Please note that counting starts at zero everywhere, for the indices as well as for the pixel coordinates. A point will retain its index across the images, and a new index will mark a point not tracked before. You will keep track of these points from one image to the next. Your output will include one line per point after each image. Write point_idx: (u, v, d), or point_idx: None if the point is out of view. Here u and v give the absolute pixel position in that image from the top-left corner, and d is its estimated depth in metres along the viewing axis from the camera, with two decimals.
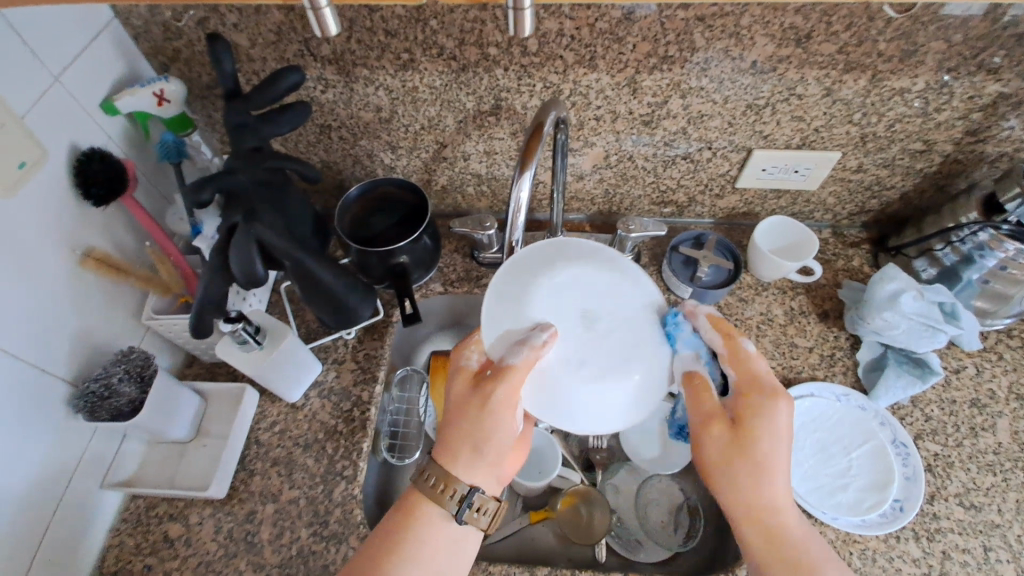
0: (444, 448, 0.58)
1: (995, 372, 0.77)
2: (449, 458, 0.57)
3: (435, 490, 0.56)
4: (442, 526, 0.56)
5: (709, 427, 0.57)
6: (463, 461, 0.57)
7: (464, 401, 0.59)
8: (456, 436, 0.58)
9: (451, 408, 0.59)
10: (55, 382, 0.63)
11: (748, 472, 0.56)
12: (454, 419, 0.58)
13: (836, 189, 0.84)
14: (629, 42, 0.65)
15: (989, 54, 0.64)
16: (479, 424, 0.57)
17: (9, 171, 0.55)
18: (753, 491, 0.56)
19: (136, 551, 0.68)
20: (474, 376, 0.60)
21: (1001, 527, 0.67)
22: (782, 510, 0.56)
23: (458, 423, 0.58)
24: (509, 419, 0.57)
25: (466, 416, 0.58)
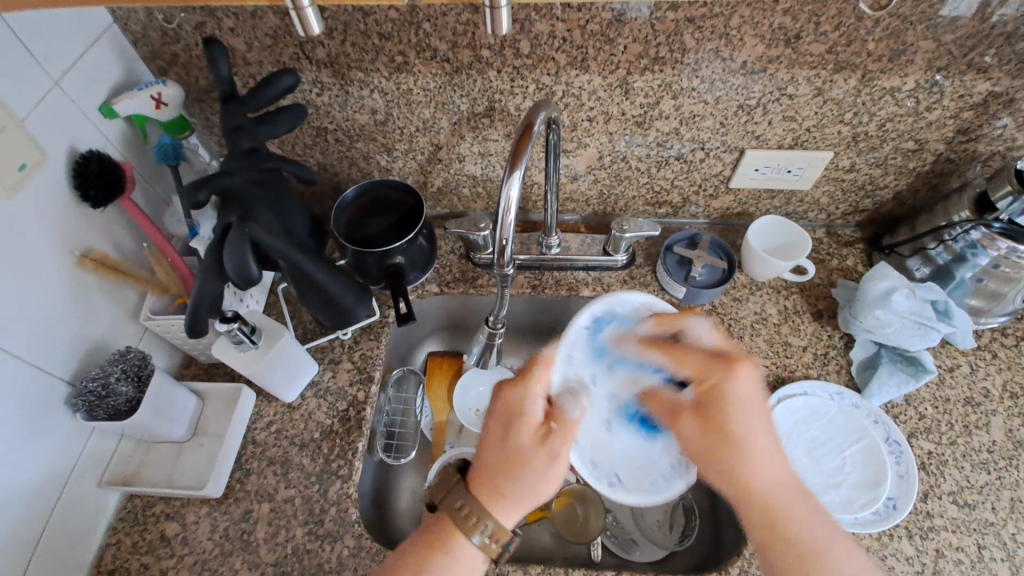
0: (483, 486, 0.57)
1: (989, 371, 0.77)
2: (494, 500, 0.57)
3: (466, 522, 0.56)
4: (469, 559, 0.55)
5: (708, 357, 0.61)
6: (502, 502, 0.57)
7: (530, 452, 0.58)
8: (510, 484, 0.57)
9: (496, 454, 0.58)
10: (55, 381, 0.64)
11: (736, 413, 0.59)
12: (504, 452, 0.58)
13: (829, 188, 0.85)
14: (620, 43, 0.66)
15: (978, 53, 0.65)
16: (542, 478, 0.57)
17: (8, 173, 0.56)
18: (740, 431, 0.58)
19: (133, 550, 0.68)
20: (536, 427, 0.59)
21: (995, 526, 0.67)
22: (759, 457, 0.58)
23: (511, 474, 0.57)
24: (550, 472, 0.58)
25: (530, 463, 0.57)
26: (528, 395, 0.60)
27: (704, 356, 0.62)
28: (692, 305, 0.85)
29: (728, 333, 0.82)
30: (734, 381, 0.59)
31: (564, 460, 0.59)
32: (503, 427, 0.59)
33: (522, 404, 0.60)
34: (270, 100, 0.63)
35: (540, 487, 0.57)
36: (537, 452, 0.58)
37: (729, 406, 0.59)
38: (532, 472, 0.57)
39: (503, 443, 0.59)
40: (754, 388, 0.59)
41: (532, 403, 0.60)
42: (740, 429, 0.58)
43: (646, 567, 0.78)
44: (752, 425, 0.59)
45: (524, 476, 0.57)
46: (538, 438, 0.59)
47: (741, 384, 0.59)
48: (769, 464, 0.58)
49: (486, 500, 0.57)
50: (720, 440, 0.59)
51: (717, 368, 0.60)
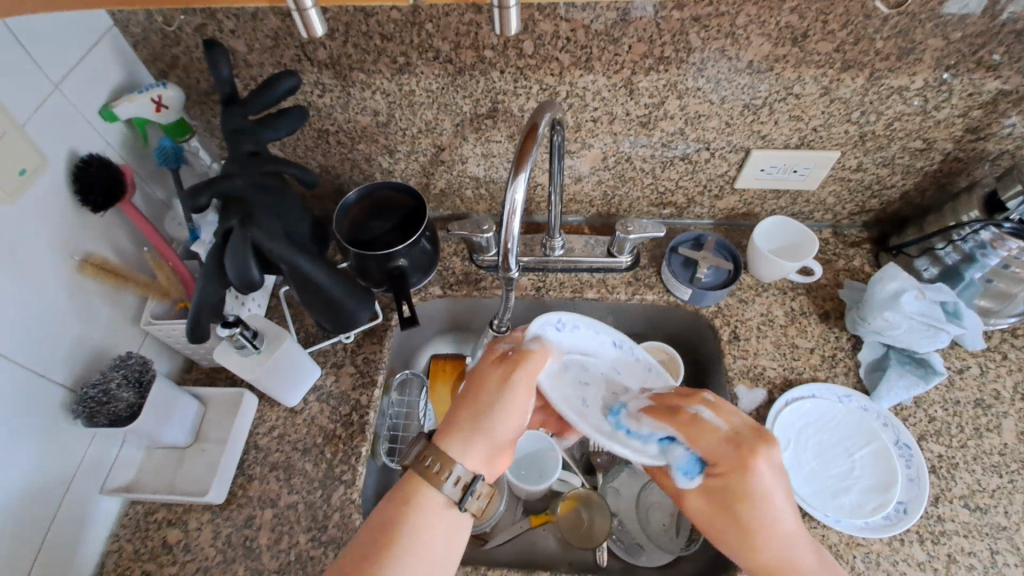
0: (449, 423, 0.57)
1: (999, 372, 0.76)
2: (456, 436, 0.56)
3: (434, 472, 0.53)
4: (442, 513, 0.52)
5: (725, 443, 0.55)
6: (464, 437, 0.55)
7: (488, 381, 0.58)
8: (468, 413, 0.57)
9: (463, 389, 0.59)
10: (56, 387, 0.63)
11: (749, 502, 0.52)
12: (468, 388, 0.59)
13: (835, 188, 0.84)
14: (625, 42, 0.65)
15: (988, 51, 0.64)
16: (501, 401, 0.57)
17: (9, 178, 0.55)
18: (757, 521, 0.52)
19: (135, 557, 0.68)
20: (498, 357, 0.61)
21: (1008, 530, 0.66)
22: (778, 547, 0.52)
23: (474, 403, 0.57)
24: (517, 400, 0.57)
25: (488, 387, 0.58)
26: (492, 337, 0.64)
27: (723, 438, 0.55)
28: (697, 307, 0.84)
29: (735, 335, 0.81)
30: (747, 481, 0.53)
31: (523, 387, 0.58)
32: (467, 367, 0.61)
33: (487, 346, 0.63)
34: (270, 103, 0.63)
35: (500, 411, 0.57)
36: (494, 379, 0.58)
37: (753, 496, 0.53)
38: (489, 397, 0.57)
39: (465, 383, 0.60)
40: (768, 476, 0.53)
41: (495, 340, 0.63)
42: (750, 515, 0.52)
43: (652, 571, 0.78)
44: (775, 516, 0.52)
45: (483, 400, 0.57)
46: (497, 368, 0.59)
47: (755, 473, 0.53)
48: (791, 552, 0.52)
49: (447, 439, 0.55)
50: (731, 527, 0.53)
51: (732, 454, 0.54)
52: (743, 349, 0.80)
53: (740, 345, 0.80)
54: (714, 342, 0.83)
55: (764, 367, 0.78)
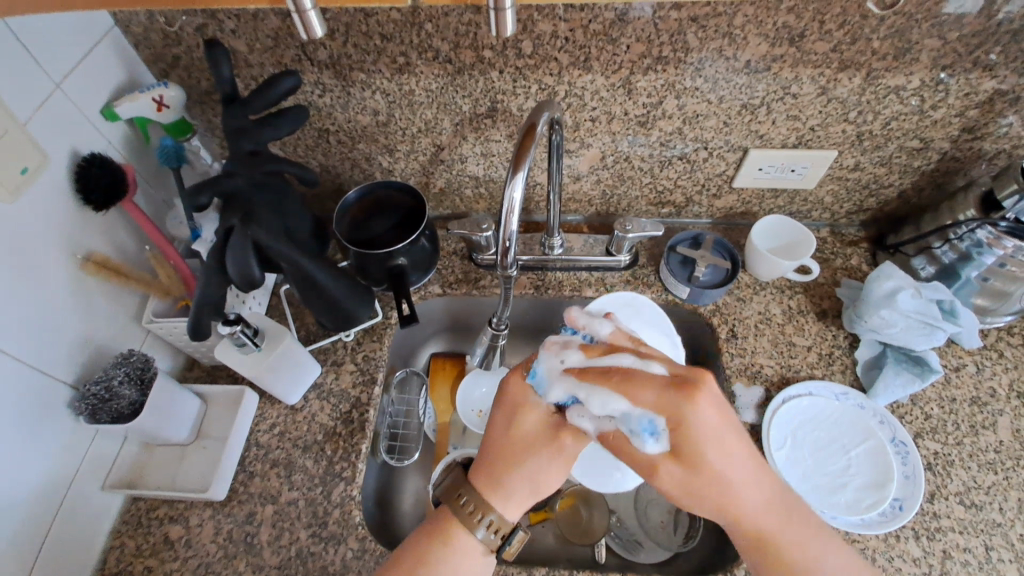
0: (484, 477, 0.57)
1: (995, 370, 0.77)
2: (492, 491, 0.56)
3: (471, 517, 0.55)
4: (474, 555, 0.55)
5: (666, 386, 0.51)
6: (500, 494, 0.56)
7: (535, 445, 0.57)
8: (511, 474, 0.56)
9: (511, 446, 0.57)
10: (58, 385, 0.64)
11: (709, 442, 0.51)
12: (514, 446, 0.57)
13: (833, 188, 0.84)
14: (623, 42, 0.65)
15: (984, 51, 0.64)
16: (546, 472, 0.57)
17: (11, 176, 0.56)
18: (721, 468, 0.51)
19: (137, 552, 0.68)
20: (546, 419, 0.57)
21: (1002, 526, 0.67)
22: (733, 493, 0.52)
23: (516, 467, 0.56)
24: (566, 472, 0.58)
25: (536, 456, 0.56)
26: (535, 388, 0.57)
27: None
28: (695, 306, 0.84)
29: (732, 333, 0.81)
30: (699, 409, 0.50)
31: (569, 458, 0.57)
32: (508, 421, 0.58)
33: (527, 394, 0.58)
34: (272, 102, 0.63)
35: (543, 478, 0.57)
36: (542, 444, 0.57)
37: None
38: (534, 462, 0.56)
39: (505, 435, 0.57)
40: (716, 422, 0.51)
41: (539, 394, 0.57)
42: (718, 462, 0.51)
43: (651, 568, 0.78)
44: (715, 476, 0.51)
45: (526, 468, 0.56)
46: (546, 429, 0.57)
47: (703, 413, 0.50)
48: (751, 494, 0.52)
49: (489, 494, 0.56)
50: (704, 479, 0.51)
51: (675, 398, 0.50)
52: (740, 348, 0.80)
53: (738, 344, 0.80)
54: (712, 340, 0.83)
55: (762, 364, 0.79)
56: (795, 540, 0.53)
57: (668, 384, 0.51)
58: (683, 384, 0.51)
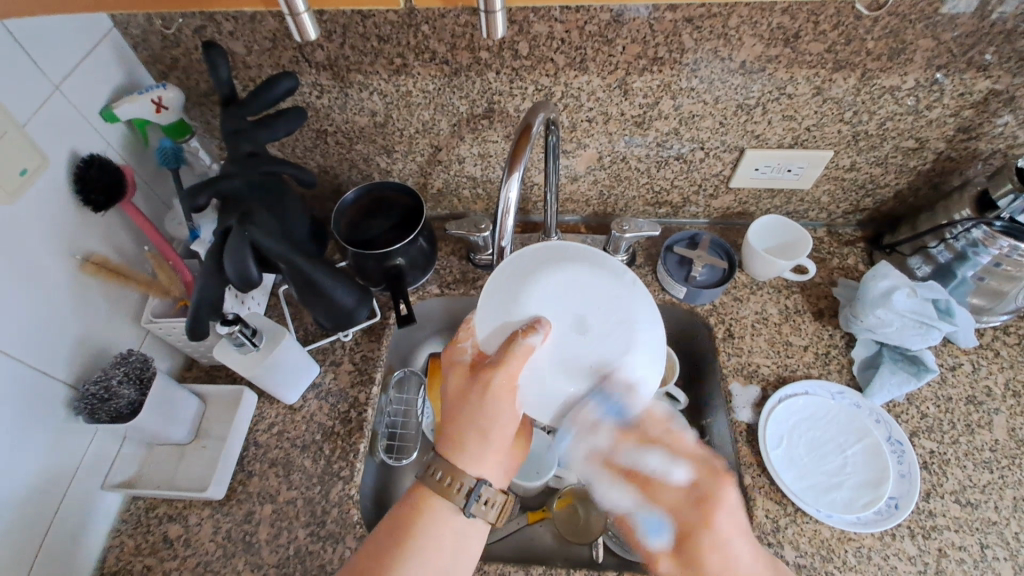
0: (444, 439, 0.58)
1: (991, 369, 0.77)
2: (451, 451, 0.57)
3: (444, 486, 0.55)
4: (451, 522, 0.55)
5: (688, 492, 0.55)
6: (456, 450, 0.57)
7: (462, 396, 0.58)
8: (458, 429, 0.57)
9: (450, 402, 0.59)
10: (57, 384, 0.64)
11: (715, 543, 0.53)
12: (452, 403, 0.59)
13: (830, 187, 0.85)
14: (619, 44, 0.66)
15: (978, 51, 0.65)
16: (484, 414, 0.56)
17: (11, 178, 0.56)
18: (720, 560, 0.53)
19: (136, 552, 0.69)
20: (469, 368, 0.60)
21: (998, 525, 0.67)
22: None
23: (460, 418, 0.57)
24: (506, 408, 0.57)
25: (466, 405, 0.57)
26: (456, 346, 0.62)
27: (693, 463, 0.56)
28: (692, 305, 0.85)
29: (729, 333, 0.82)
30: (725, 499, 0.54)
31: (499, 391, 0.56)
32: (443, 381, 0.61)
33: (453, 350, 0.62)
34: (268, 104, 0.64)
35: (484, 423, 0.57)
36: (467, 394, 0.57)
37: (711, 535, 0.53)
38: (467, 410, 0.57)
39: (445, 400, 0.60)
40: (730, 511, 0.54)
41: (461, 349, 0.61)
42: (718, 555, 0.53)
43: None
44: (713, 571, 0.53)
45: (466, 416, 0.57)
46: (470, 378, 0.59)
47: (726, 506, 0.54)
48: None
49: (449, 454, 0.57)
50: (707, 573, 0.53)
51: (706, 495, 0.54)
52: (737, 347, 0.81)
53: (734, 343, 0.81)
54: (709, 339, 0.84)
55: (758, 364, 0.79)
56: None
57: (691, 483, 0.55)
58: (707, 480, 0.55)
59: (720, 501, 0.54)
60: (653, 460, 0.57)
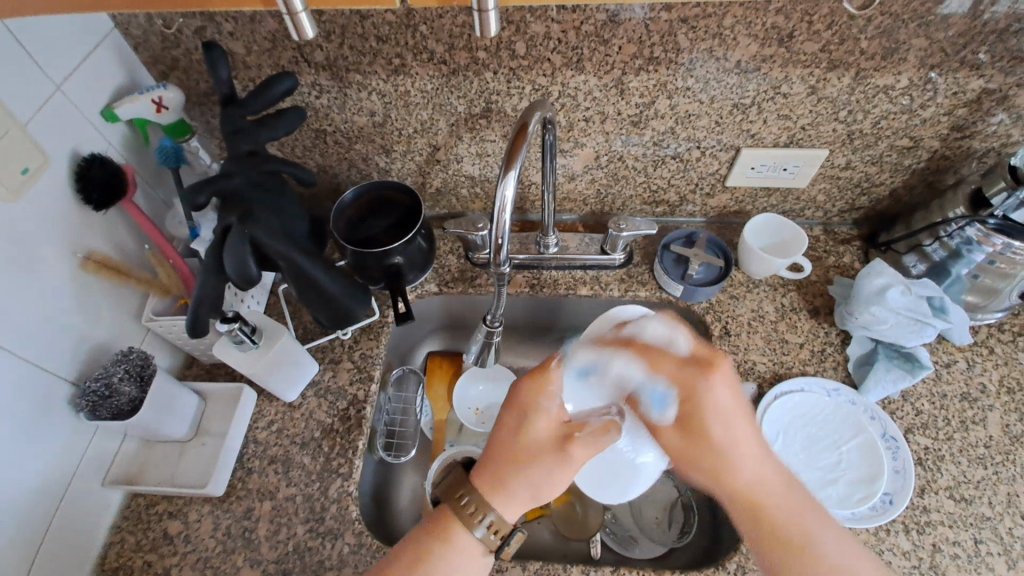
0: (488, 475, 0.57)
1: (985, 366, 0.78)
2: (495, 492, 0.56)
3: (472, 518, 0.55)
4: (473, 556, 0.55)
5: (688, 367, 0.59)
6: (502, 494, 0.56)
7: (543, 452, 0.57)
8: (513, 476, 0.56)
9: (521, 448, 0.57)
10: (58, 381, 0.65)
11: (716, 418, 0.58)
12: (523, 449, 0.57)
13: (825, 186, 0.85)
14: (614, 43, 0.66)
15: (971, 50, 0.65)
16: (550, 479, 0.56)
17: (12, 176, 0.57)
18: (723, 433, 0.58)
19: (136, 548, 0.69)
20: (554, 424, 0.58)
21: (992, 520, 0.67)
22: (746, 469, 0.57)
23: (521, 470, 0.56)
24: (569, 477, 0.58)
25: (543, 465, 0.56)
26: (546, 391, 0.59)
27: (679, 364, 0.59)
28: (689, 304, 0.85)
29: (725, 331, 0.82)
30: (715, 384, 0.58)
31: (575, 465, 0.57)
32: (516, 419, 0.58)
33: (537, 399, 0.59)
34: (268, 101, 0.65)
35: (546, 487, 0.56)
36: (548, 455, 0.56)
37: (709, 415, 0.58)
38: (541, 470, 0.56)
39: (512, 436, 0.58)
40: (723, 394, 0.58)
41: (549, 399, 0.59)
42: (722, 434, 0.58)
43: (647, 564, 0.78)
44: (694, 449, 0.59)
45: (532, 471, 0.56)
46: (552, 435, 0.58)
47: (720, 391, 0.58)
48: (746, 461, 0.58)
49: (492, 495, 0.56)
50: (705, 449, 0.58)
51: (697, 376, 0.58)
52: (733, 345, 0.81)
53: (731, 341, 0.81)
54: (706, 337, 0.84)
55: (755, 361, 0.80)
56: (817, 524, 0.55)
57: (693, 361, 0.59)
58: (703, 361, 0.58)
59: (707, 389, 0.58)
60: (636, 382, 0.60)
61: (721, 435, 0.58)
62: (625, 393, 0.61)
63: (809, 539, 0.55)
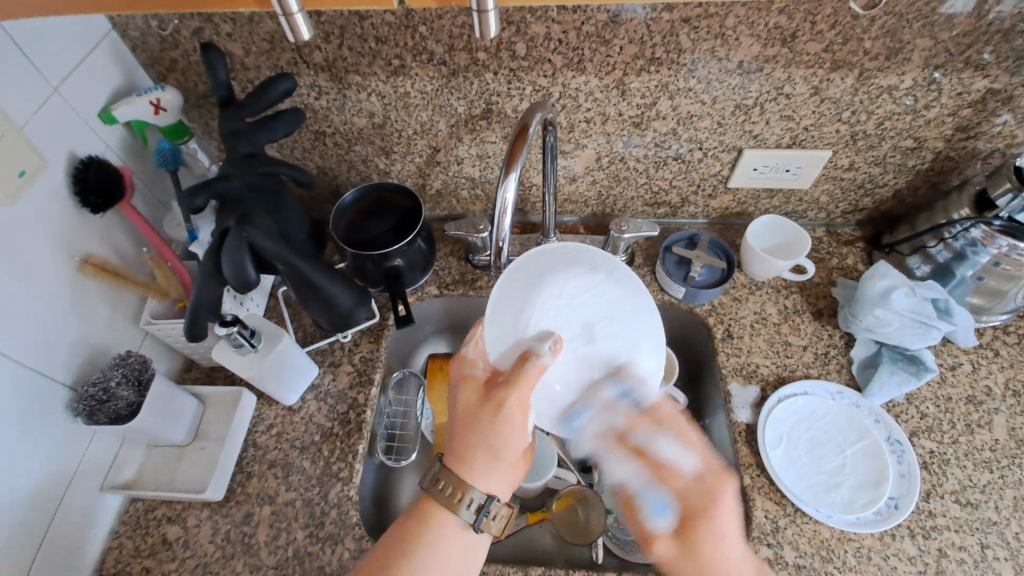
0: (451, 454, 0.59)
1: (991, 369, 0.77)
2: (460, 466, 0.58)
3: (450, 497, 0.57)
4: (456, 534, 0.57)
5: (694, 484, 0.57)
6: (465, 467, 0.58)
7: (476, 413, 0.58)
8: (470, 447, 0.58)
9: (461, 419, 0.59)
10: (56, 386, 0.64)
11: (710, 540, 0.55)
12: (466, 420, 0.59)
13: (829, 187, 0.85)
14: (616, 44, 0.66)
15: (976, 50, 0.65)
16: (496, 437, 0.58)
17: (9, 179, 0.56)
18: (713, 557, 0.55)
19: (135, 553, 0.69)
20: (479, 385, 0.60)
21: (998, 525, 0.67)
22: (723, 565, 0.54)
23: (471, 437, 0.58)
24: (521, 425, 0.58)
25: (480, 425, 0.58)
26: (467, 361, 0.63)
27: (688, 480, 0.57)
28: (691, 306, 0.84)
29: (728, 333, 0.82)
30: (726, 494, 0.56)
31: (514, 410, 0.58)
32: (453, 396, 0.62)
33: (463, 369, 0.62)
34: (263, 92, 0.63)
35: (498, 443, 0.58)
36: (478, 414, 0.58)
37: (708, 522, 0.55)
38: (483, 428, 0.58)
39: (454, 411, 0.61)
40: (726, 525, 0.55)
41: (472, 365, 0.62)
42: (711, 555, 0.55)
43: (648, 567, 0.77)
44: (685, 564, 0.55)
45: (481, 436, 0.58)
46: (481, 397, 0.59)
47: (728, 503, 0.56)
48: (733, 546, 0.55)
49: (458, 470, 0.58)
50: (692, 570, 0.55)
51: (707, 489, 0.56)
52: (736, 347, 0.80)
53: (733, 344, 0.81)
54: (708, 339, 0.83)
55: (758, 364, 0.79)
56: None
57: (699, 476, 0.57)
58: (711, 479, 0.57)
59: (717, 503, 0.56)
60: (664, 443, 0.59)
61: (717, 560, 0.54)
62: (625, 490, 0.61)
63: None
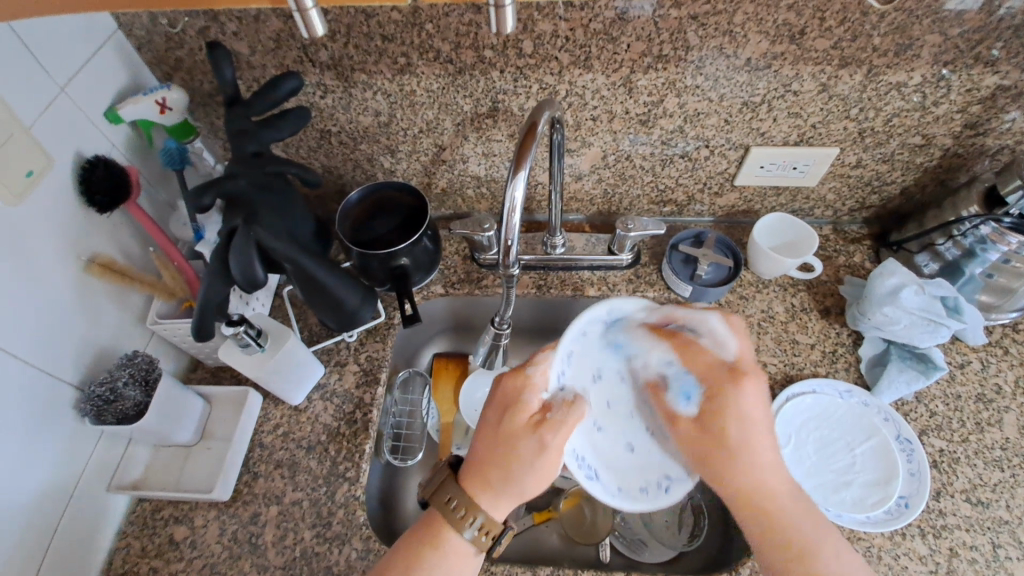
0: (473, 477, 0.57)
1: (1000, 367, 0.76)
2: (482, 492, 0.56)
3: (459, 518, 0.55)
4: (461, 558, 0.55)
5: (720, 368, 0.60)
6: (489, 493, 0.56)
7: (519, 441, 0.56)
8: (498, 475, 0.56)
9: (499, 438, 0.57)
10: (63, 387, 0.64)
11: (735, 421, 0.58)
12: (506, 442, 0.56)
13: (835, 184, 0.84)
14: (623, 41, 0.66)
15: (986, 46, 0.64)
16: (529, 471, 0.55)
17: (15, 179, 0.56)
18: (740, 438, 0.57)
19: (142, 554, 0.69)
20: (531, 416, 0.57)
21: (1009, 524, 0.66)
22: (759, 466, 0.57)
23: (502, 465, 0.56)
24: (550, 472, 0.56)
25: (517, 455, 0.55)
26: (526, 383, 0.59)
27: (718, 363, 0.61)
28: (698, 305, 0.84)
29: None
30: (742, 392, 0.58)
31: (554, 453, 0.56)
32: (497, 411, 0.58)
33: (520, 391, 0.58)
34: (292, 92, 0.63)
35: (528, 476, 0.55)
36: (524, 442, 0.56)
37: (732, 418, 0.58)
38: (519, 460, 0.55)
39: (493, 426, 0.58)
40: (752, 404, 0.58)
41: (531, 392, 0.58)
42: (737, 435, 0.57)
43: (655, 567, 0.77)
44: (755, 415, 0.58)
45: (512, 467, 0.55)
46: (529, 426, 0.57)
47: (749, 398, 0.58)
48: (767, 451, 0.58)
49: (477, 492, 0.56)
50: (722, 451, 0.57)
51: (727, 380, 0.59)
52: None
53: None
54: None
55: (765, 363, 0.79)
56: (789, 508, 0.56)
57: (728, 365, 0.60)
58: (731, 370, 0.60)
59: (756, 386, 0.59)
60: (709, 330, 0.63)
61: (768, 451, 0.57)
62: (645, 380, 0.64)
63: (812, 553, 0.54)
